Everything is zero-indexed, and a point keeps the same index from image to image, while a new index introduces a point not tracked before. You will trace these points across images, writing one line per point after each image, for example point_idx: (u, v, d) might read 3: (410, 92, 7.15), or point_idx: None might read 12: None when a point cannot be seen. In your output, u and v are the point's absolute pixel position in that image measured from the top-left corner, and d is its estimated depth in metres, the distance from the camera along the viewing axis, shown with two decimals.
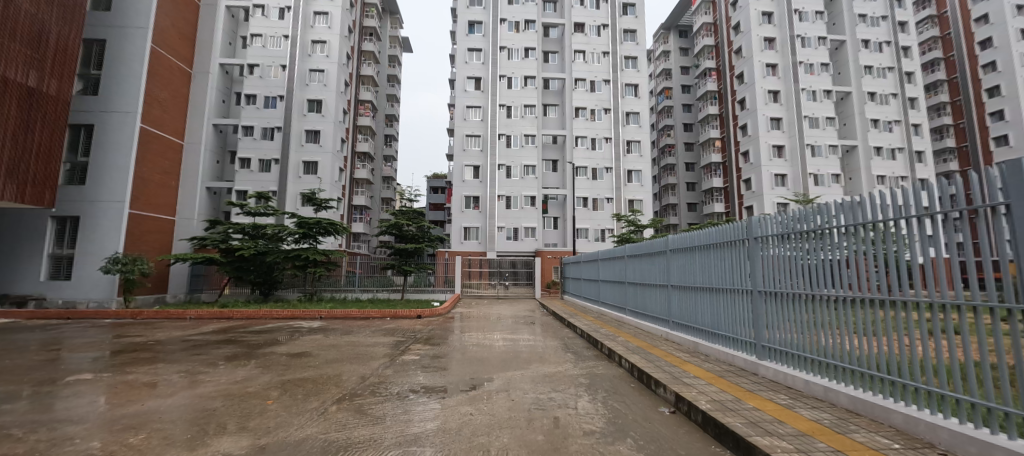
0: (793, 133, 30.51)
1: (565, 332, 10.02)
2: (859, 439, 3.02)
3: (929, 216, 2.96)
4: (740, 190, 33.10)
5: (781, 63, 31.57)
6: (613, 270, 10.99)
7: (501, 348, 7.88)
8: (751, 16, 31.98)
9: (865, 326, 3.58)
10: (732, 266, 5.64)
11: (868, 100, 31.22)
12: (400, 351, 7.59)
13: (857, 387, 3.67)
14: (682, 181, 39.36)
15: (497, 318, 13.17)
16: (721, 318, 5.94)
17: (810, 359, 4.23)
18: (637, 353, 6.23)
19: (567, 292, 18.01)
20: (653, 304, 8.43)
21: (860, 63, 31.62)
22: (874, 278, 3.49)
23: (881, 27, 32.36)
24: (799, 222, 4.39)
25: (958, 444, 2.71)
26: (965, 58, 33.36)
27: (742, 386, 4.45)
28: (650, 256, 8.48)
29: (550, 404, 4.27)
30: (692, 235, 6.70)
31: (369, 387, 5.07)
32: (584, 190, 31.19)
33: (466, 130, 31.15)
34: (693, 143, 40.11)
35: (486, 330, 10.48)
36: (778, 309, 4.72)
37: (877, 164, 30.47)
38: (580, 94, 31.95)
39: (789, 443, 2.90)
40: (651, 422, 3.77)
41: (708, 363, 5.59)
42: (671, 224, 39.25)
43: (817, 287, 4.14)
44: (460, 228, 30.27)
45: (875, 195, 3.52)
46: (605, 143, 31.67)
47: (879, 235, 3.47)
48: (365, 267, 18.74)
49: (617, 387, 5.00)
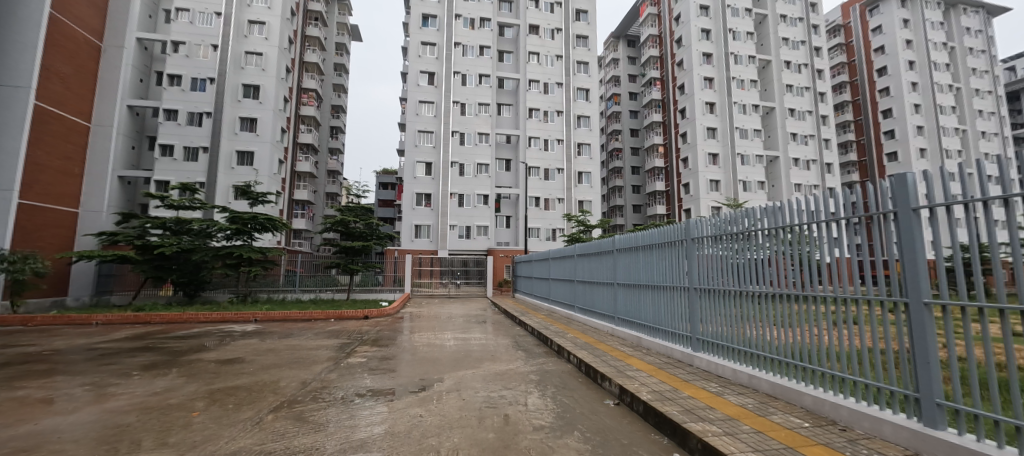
0: (726, 142, 33.26)
1: (516, 330, 10.11)
2: (776, 420, 3.38)
3: (835, 220, 3.41)
4: (680, 193, 35.45)
5: (717, 77, 34.19)
6: (564, 269, 11.26)
7: (453, 347, 7.82)
8: (692, 32, 34.31)
9: (782, 318, 4.01)
10: (672, 264, 6.01)
11: (789, 115, 34.75)
12: (346, 354, 7.26)
13: (774, 374, 4.11)
14: (628, 184, 41.36)
15: (449, 317, 13.02)
16: (661, 314, 6.34)
17: (736, 349, 4.67)
18: (584, 349, 6.47)
19: (518, 291, 18.18)
20: (600, 302, 8.77)
21: (783, 82, 34.96)
22: (791, 276, 3.93)
23: (801, 51, 35.97)
24: (730, 224, 4.79)
25: (854, 420, 3.16)
26: (866, 83, 38.14)
27: (679, 376, 4.80)
28: (598, 255, 8.80)
29: (500, 402, 4.32)
30: (636, 236, 7.07)
31: (311, 393, 4.81)
32: (537, 190, 31.66)
33: (418, 126, 30.38)
34: (638, 148, 42.25)
35: (437, 329, 10.30)
36: (710, 305, 5.12)
37: (795, 173, 34.03)
38: (534, 96, 32.38)
39: (718, 427, 3.17)
40: (597, 414, 3.95)
41: (649, 356, 5.94)
42: (618, 224, 41.13)
43: (743, 283, 4.55)
44: (411, 225, 29.56)
45: (792, 201, 3.95)
46: (557, 145, 32.39)
47: (796, 237, 3.88)
48: (307, 266, 17.76)
49: (566, 382, 5.18)
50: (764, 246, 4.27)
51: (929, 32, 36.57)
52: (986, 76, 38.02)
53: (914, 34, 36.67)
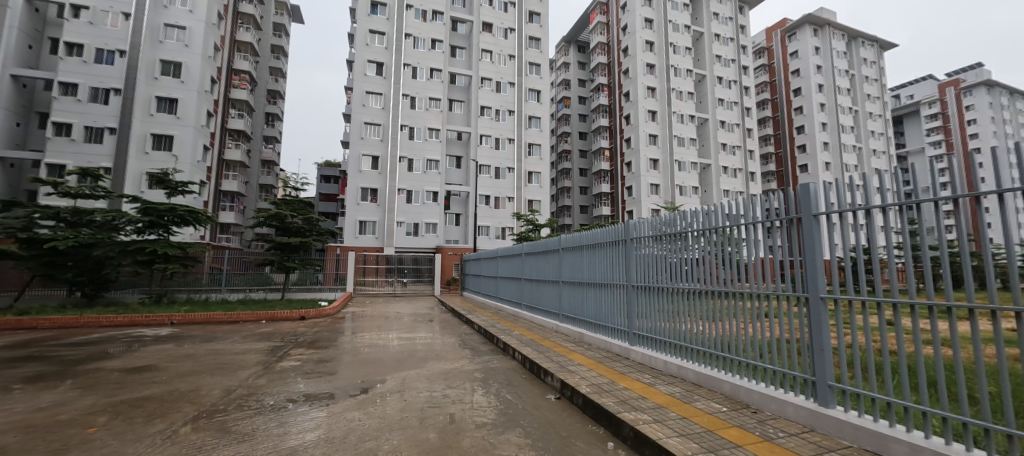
0: (665, 149, 35.49)
1: (463, 329, 10.04)
2: (699, 405, 3.69)
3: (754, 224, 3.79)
4: (623, 196, 37.25)
5: (658, 86, 36.34)
6: (511, 267, 11.39)
7: (398, 347, 7.60)
8: (637, 43, 36.14)
9: (709, 313, 4.37)
10: (613, 263, 6.28)
11: (720, 127, 37.76)
12: (278, 357, 6.77)
13: (699, 363, 4.49)
14: (577, 185, 42.67)
15: (395, 316, 12.62)
16: (602, 310, 6.62)
17: (668, 342, 5.02)
18: (529, 346, 6.59)
19: (467, 289, 18.07)
20: (545, 299, 8.97)
21: (716, 96, 37.88)
22: (718, 274, 4.28)
23: (731, 68, 39.17)
24: (667, 225, 5.09)
25: (764, 403, 3.57)
26: (784, 101, 42.54)
27: (616, 369, 5.07)
28: (545, 254, 8.97)
29: (444, 401, 4.26)
30: (580, 235, 7.31)
31: (236, 401, 4.43)
32: (487, 188, 31.61)
33: (365, 117, 29.08)
34: (586, 151, 43.73)
35: (381, 329, 9.97)
36: (647, 302, 5.44)
37: (724, 180, 37.15)
38: (486, 94, 32.31)
39: (648, 415, 3.39)
40: (538, 409, 4.04)
41: (589, 351, 6.18)
42: (566, 224, 42.43)
43: (676, 281, 4.88)
44: (355, 221, 28.33)
45: (722, 205, 4.29)
46: (508, 144, 32.51)
47: (724, 238, 4.23)
48: (236, 263, 16.44)
49: (511, 378, 5.25)
50: (697, 246, 4.59)
51: (835, 60, 41.56)
52: (878, 102, 43.94)
53: (823, 61, 41.44)
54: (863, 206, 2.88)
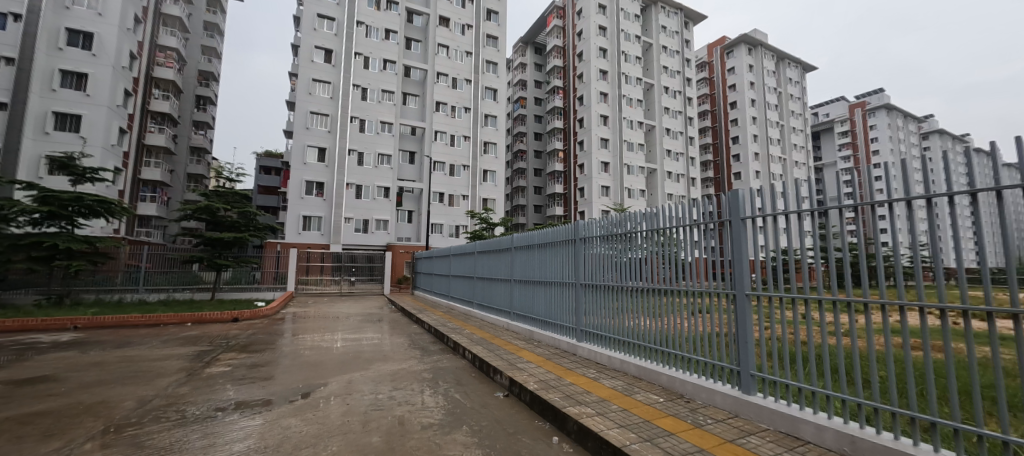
0: (616, 153, 36.97)
1: (413, 328, 9.80)
2: (639, 398, 3.88)
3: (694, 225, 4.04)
4: (576, 197, 38.32)
5: (611, 92, 37.75)
6: (464, 265, 11.30)
7: (342, 348, 7.26)
8: (591, 49, 37.28)
9: (650, 310, 4.60)
10: (564, 262, 6.41)
11: (665, 134, 39.99)
12: (205, 363, 6.20)
13: (641, 358, 4.74)
14: (531, 185, 43.24)
15: (340, 316, 12.05)
16: (551, 308, 6.77)
17: (613, 338, 5.23)
18: (480, 344, 6.59)
19: (418, 288, 17.67)
20: (497, 298, 8.99)
21: (662, 104, 40.04)
22: (661, 272, 4.50)
23: (677, 79, 41.56)
24: (615, 226, 5.27)
25: (696, 393, 3.86)
26: (722, 113, 45.94)
27: (563, 365, 5.20)
28: (497, 253, 8.99)
29: (389, 403, 4.14)
30: (532, 234, 7.41)
31: (152, 412, 4.00)
32: (441, 185, 31.06)
33: (311, 106, 27.47)
34: (541, 152, 44.39)
35: (325, 330, 9.48)
36: (594, 299, 5.62)
37: (668, 185, 39.40)
38: (442, 89, 31.76)
39: (592, 408, 3.52)
40: (487, 407, 4.05)
41: (538, 349, 6.29)
42: (520, 223, 42.98)
43: (622, 279, 5.08)
44: (298, 216, 26.70)
45: (665, 208, 4.52)
46: (464, 141, 32.18)
47: (667, 239, 4.47)
48: (155, 259, 14.72)
49: (460, 377, 5.22)
50: (642, 246, 4.80)
51: (766, 78, 45.58)
52: (801, 118, 48.73)
53: (756, 78, 45.25)
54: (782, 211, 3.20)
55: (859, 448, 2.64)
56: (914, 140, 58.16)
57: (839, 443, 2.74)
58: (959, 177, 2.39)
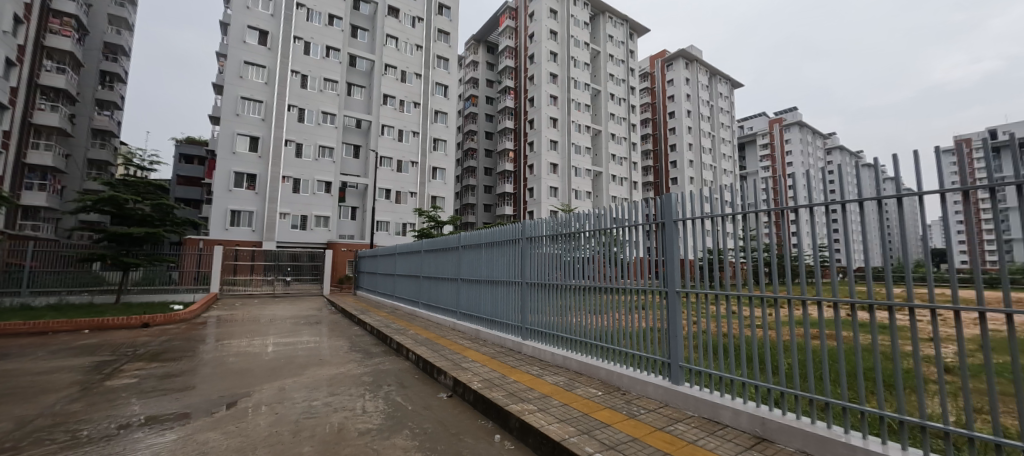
0: (564, 155, 37.97)
1: (354, 330, 9.36)
2: (579, 392, 4.01)
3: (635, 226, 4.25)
4: (525, 196, 38.84)
5: (560, 96, 38.74)
6: (409, 264, 11.00)
7: (273, 354, 6.73)
8: (542, 52, 37.96)
9: (593, 307, 4.78)
10: (511, 261, 6.46)
11: (611, 139, 41.77)
12: (105, 375, 5.46)
13: (582, 354, 4.92)
14: (481, 184, 43.16)
15: (273, 319, 11.19)
16: (497, 307, 6.80)
17: (557, 335, 5.37)
18: (424, 345, 6.45)
19: (361, 288, 16.91)
20: (443, 297, 8.85)
21: (608, 110, 41.76)
22: (604, 271, 4.68)
23: (622, 87, 43.59)
24: (563, 225, 5.38)
25: (632, 385, 4.09)
26: (662, 122, 48.94)
27: (507, 363, 5.24)
28: (444, 252, 8.84)
29: (325, 409, 3.92)
30: (479, 233, 7.38)
31: (32, 435, 3.43)
32: (388, 181, 29.90)
33: (242, 91, 25.26)
34: (492, 151, 44.42)
35: (255, 334, 8.76)
36: (539, 297, 5.74)
37: (612, 187, 41.23)
38: (389, 82, 30.60)
39: (533, 405, 3.58)
40: (430, 408, 3.97)
41: (483, 348, 6.28)
42: (469, 222, 42.76)
43: (568, 278, 5.22)
44: (225, 210, 24.43)
45: (609, 209, 4.70)
46: (412, 137, 31.27)
47: (610, 238, 4.66)
48: (45, 258, 12.60)
49: (403, 380, 5.09)
50: (588, 246, 4.95)
51: (700, 91, 49.24)
52: (729, 130, 53.25)
53: (692, 91, 48.73)
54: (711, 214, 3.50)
55: (769, 429, 2.96)
56: (820, 153, 65.79)
57: (752, 425, 3.05)
58: (855, 188, 2.74)
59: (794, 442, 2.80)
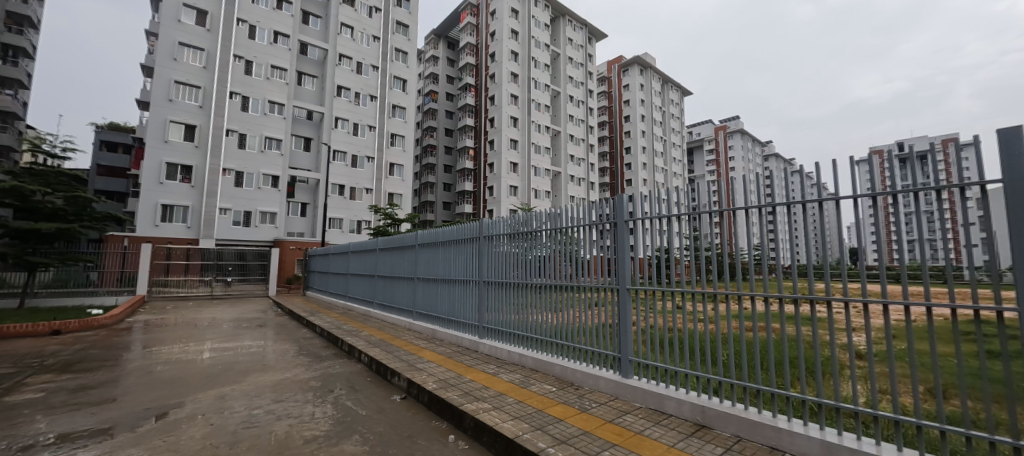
0: (524, 154, 38.26)
1: (303, 333, 8.88)
2: (534, 389, 4.07)
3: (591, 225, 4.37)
4: (485, 195, 38.75)
5: (521, 95, 38.95)
6: (363, 263, 10.61)
7: (211, 360, 6.23)
8: (503, 51, 37.96)
9: (550, 304, 4.86)
10: (469, 259, 6.41)
11: (569, 140, 42.67)
12: (3, 390, 4.79)
13: (539, 351, 5.00)
14: (441, 181, 42.53)
15: (210, 323, 10.34)
16: (455, 306, 6.74)
17: (515, 333, 5.42)
18: (378, 346, 6.25)
19: (311, 288, 16.08)
20: (399, 296, 8.64)
21: (567, 112, 42.60)
22: (561, 270, 4.76)
23: (580, 90, 44.65)
24: (522, 224, 5.40)
25: (585, 380, 4.22)
26: (618, 125, 50.70)
27: (464, 362, 5.21)
28: (400, 250, 8.61)
29: (267, 418, 3.69)
30: (437, 231, 7.25)
31: None
32: (341, 177, 28.61)
33: (176, 75, 23.23)
34: (451, 148, 43.88)
35: (190, 339, 8.08)
36: (497, 296, 5.76)
37: (571, 187, 42.16)
38: (344, 73, 29.23)
39: (489, 404, 3.58)
40: (382, 412, 3.85)
41: (440, 347, 6.21)
42: (428, 220, 41.98)
43: (526, 276, 5.26)
44: (156, 204, 22.36)
45: (567, 209, 4.78)
46: (368, 131, 30.14)
47: (568, 238, 4.74)
48: None
49: (354, 383, 4.90)
50: (546, 244, 5.01)
51: (653, 97, 51.52)
52: (679, 135, 56.19)
53: (646, 96, 50.85)
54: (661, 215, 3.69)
55: (708, 416, 3.17)
56: (758, 160, 71.09)
57: (694, 413, 3.26)
58: (786, 192, 3.00)
59: (730, 428, 3.02)
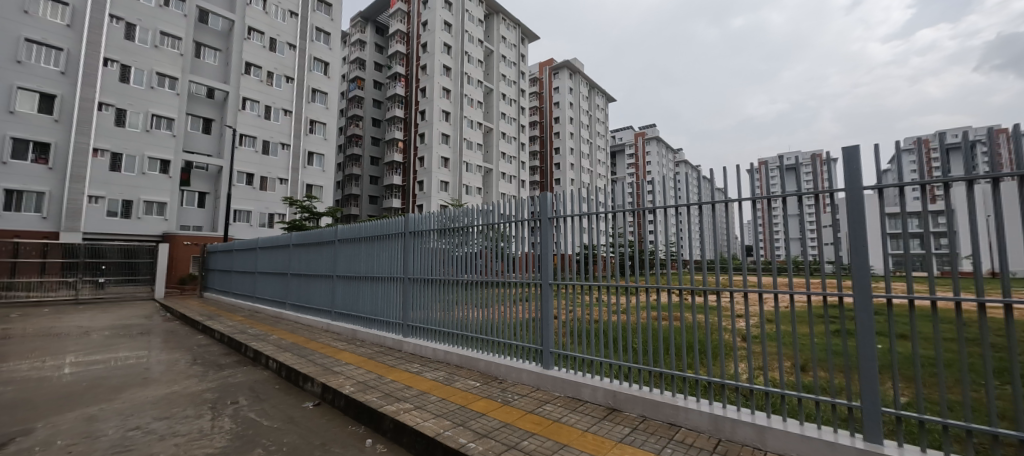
0: (456, 150, 37.67)
1: (198, 340, 7.84)
2: (459, 385, 4.06)
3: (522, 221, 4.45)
4: (415, 190, 37.54)
5: (453, 89, 38.24)
6: (274, 260, 9.65)
7: (71, 377, 5.20)
8: (436, 42, 36.96)
9: (480, 300, 4.86)
10: (396, 256, 6.14)
11: (501, 137, 43.00)
12: None
13: (465, 348, 5.00)
14: (366, 173, 40.33)
15: (74, 332, 8.63)
16: (378, 304, 6.44)
17: (442, 331, 5.34)
18: (289, 351, 5.75)
19: (210, 289, 14.26)
20: (315, 295, 8.02)
21: (499, 110, 42.87)
22: (491, 266, 4.76)
23: (513, 89, 45.20)
24: (453, 220, 5.28)
25: (510, 374, 4.32)
26: (548, 126, 52.28)
27: (386, 363, 5.02)
28: (317, 246, 7.98)
29: (150, 439, 3.21)
30: (359, 226, 6.85)
31: None
32: (250, 164, 25.59)
33: (26, 32, 19.22)
34: (379, 139, 41.78)
35: (45, 353, 6.71)
36: (423, 294, 5.63)
37: (502, 185, 42.62)
38: (254, 49, 26.16)
39: (410, 404, 3.50)
40: (292, 421, 3.55)
41: (360, 348, 5.92)
42: (352, 214, 39.60)
43: (456, 272, 5.19)
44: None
45: (497, 205, 4.78)
46: (282, 116, 27.35)
47: (497, 234, 4.77)
48: None
49: (260, 391, 4.47)
50: (477, 241, 4.98)
51: (581, 101, 54.01)
52: (604, 138, 59.66)
53: (575, 100, 53.06)
54: (586, 213, 3.90)
55: (618, 400, 3.43)
56: (670, 165, 78.35)
57: (606, 398, 3.51)
58: (694, 194, 3.32)
59: (637, 409, 3.31)
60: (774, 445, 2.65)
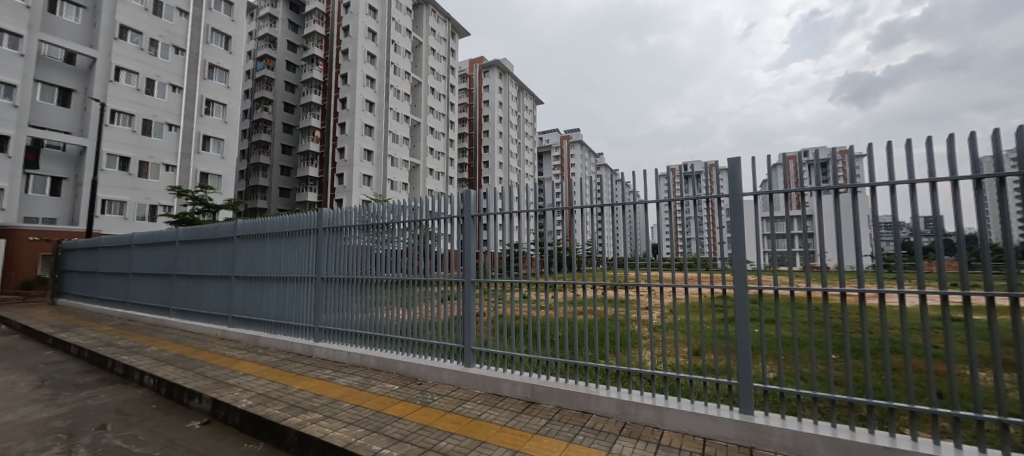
0: (381, 142, 35.79)
1: (47, 356, 6.47)
2: (375, 390, 3.87)
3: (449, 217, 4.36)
4: (333, 183, 34.94)
5: (378, 78, 36.23)
6: (155, 259, 8.29)
7: None
8: (359, 27, 34.70)
9: (403, 299, 4.67)
10: (308, 253, 5.64)
11: (429, 132, 41.87)
12: None
13: (385, 350, 4.79)
14: (277, 163, 36.64)
15: None
16: (285, 307, 5.88)
17: (359, 333, 5.05)
18: (173, 363, 5.00)
19: (66, 294, 11.84)
20: (209, 298, 7.07)
21: (428, 104, 41.68)
22: (416, 264, 4.61)
23: (442, 83, 44.25)
24: (376, 216, 4.99)
25: (430, 373, 4.24)
26: (477, 124, 52.18)
27: (293, 370, 4.60)
28: (212, 242, 7.02)
29: None
30: (264, 221, 6.16)
31: None
32: (125, 146, 21.62)
33: None
34: (292, 126, 38.15)
35: None
36: (339, 294, 5.26)
37: (429, 181, 41.58)
38: (132, 11, 22.21)
39: (319, 413, 3.25)
40: (173, 444, 3.09)
41: (263, 356, 5.36)
42: (258, 208, 35.71)
43: (377, 271, 4.92)
44: None
45: (424, 201, 4.63)
46: (170, 92, 23.54)
47: (424, 231, 4.61)
48: None
49: (134, 412, 3.84)
50: (402, 238, 4.76)
51: (511, 101, 54.70)
52: (531, 139, 61.17)
53: (504, 99, 53.52)
54: (512, 211, 3.94)
55: (537, 393, 3.55)
56: (593, 168, 83.06)
57: (525, 391, 3.62)
58: (614, 195, 3.54)
59: (553, 400, 3.45)
60: (670, 423, 2.95)
